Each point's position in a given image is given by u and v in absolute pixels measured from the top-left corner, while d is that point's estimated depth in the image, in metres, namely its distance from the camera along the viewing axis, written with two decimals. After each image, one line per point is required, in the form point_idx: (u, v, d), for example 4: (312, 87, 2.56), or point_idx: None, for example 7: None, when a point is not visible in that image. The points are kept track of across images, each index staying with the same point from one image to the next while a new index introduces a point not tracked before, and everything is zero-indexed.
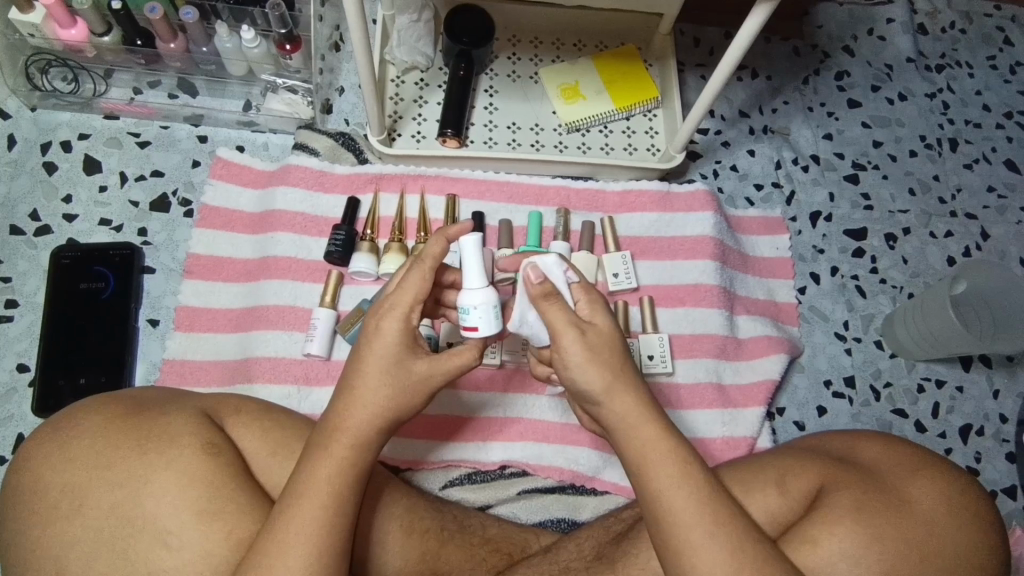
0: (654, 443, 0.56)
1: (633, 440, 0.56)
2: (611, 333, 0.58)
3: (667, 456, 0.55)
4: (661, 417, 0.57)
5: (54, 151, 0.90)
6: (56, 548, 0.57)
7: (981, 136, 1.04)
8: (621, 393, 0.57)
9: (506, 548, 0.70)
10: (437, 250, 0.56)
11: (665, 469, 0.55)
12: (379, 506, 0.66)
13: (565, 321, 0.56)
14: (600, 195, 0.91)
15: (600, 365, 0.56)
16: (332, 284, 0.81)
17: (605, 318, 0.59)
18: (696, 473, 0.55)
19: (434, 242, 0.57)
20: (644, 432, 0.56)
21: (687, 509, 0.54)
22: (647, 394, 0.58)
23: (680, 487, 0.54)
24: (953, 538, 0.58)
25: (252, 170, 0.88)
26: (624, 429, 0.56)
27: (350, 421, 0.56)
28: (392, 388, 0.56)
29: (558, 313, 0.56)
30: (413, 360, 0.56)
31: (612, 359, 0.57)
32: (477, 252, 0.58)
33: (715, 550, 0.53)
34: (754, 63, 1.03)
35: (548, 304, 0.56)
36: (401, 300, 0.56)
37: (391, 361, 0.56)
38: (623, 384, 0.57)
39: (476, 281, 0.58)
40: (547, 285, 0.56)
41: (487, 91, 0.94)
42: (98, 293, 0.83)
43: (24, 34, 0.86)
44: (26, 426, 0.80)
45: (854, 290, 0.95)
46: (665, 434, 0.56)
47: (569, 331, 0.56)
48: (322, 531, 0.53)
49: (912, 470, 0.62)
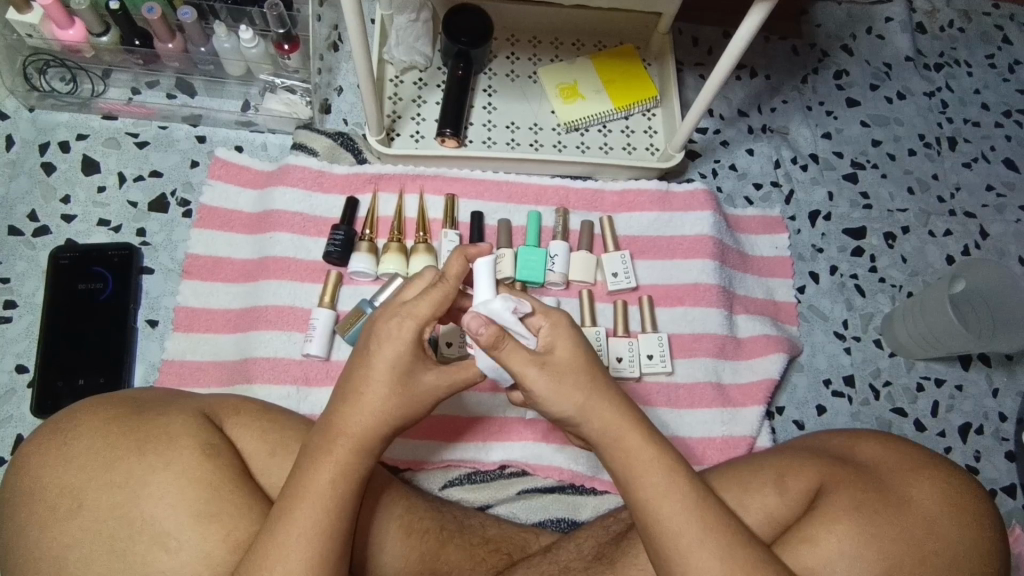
0: (637, 455, 0.55)
1: (613, 455, 0.56)
2: (577, 354, 0.56)
3: (648, 471, 0.55)
4: (642, 429, 0.56)
5: (52, 152, 0.90)
6: (55, 549, 0.57)
7: (979, 134, 1.04)
8: (597, 409, 0.56)
9: (506, 548, 0.70)
10: (455, 268, 0.56)
11: (654, 478, 0.55)
12: (377, 508, 0.66)
13: (524, 361, 0.54)
14: (599, 195, 0.91)
15: (569, 388, 0.55)
16: (331, 284, 0.81)
17: (569, 343, 0.56)
18: (682, 487, 0.55)
19: (455, 259, 0.56)
20: (623, 447, 0.56)
21: (673, 518, 0.54)
22: (621, 407, 0.56)
23: (671, 492, 0.54)
24: (951, 536, 0.58)
25: (251, 170, 0.88)
26: (603, 445, 0.56)
27: (354, 425, 0.55)
28: (395, 395, 0.56)
29: (514, 353, 0.53)
30: (423, 369, 0.57)
31: (581, 378, 0.55)
32: (488, 277, 0.56)
33: (709, 553, 0.53)
34: (752, 62, 1.03)
35: (501, 350, 0.53)
36: (420, 310, 0.55)
37: (399, 369, 0.56)
38: (597, 401, 0.56)
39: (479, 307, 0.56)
40: (494, 332, 0.51)
41: (486, 90, 0.94)
42: (97, 294, 0.83)
43: (22, 34, 0.86)
44: (25, 427, 0.80)
45: (853, 288, 0.95)
46: (648, 445, 0.56)
47: (528, 366, 0.54)
48: (319, 531, 0.53)
49: (911, 469, 0.62)
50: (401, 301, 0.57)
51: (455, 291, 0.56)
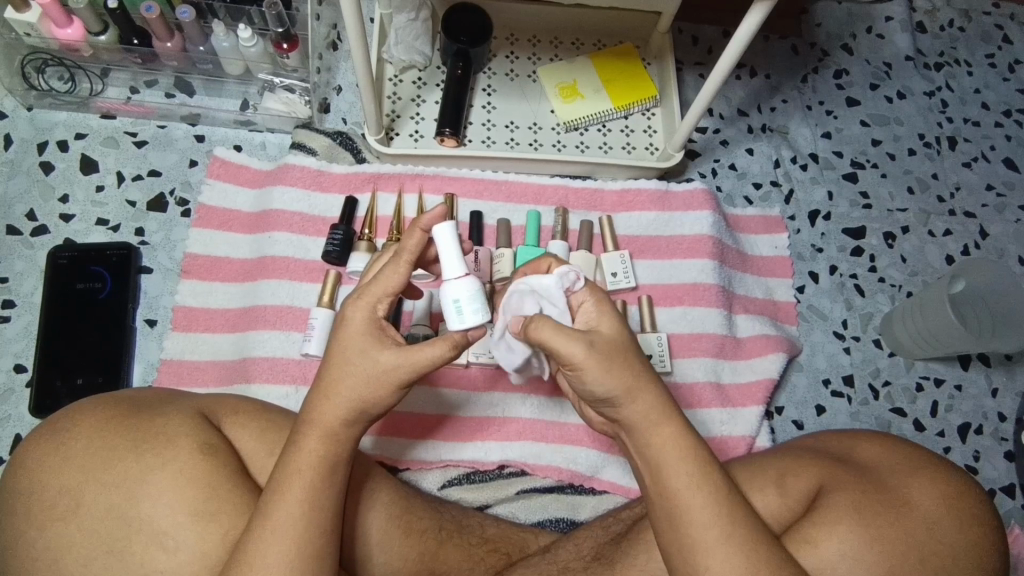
0: (675, 442, 0.55)
1: (651, 442, 0.55)
2: (620, 337, 0.55)
3: (685, 459, 0.55)
4: (678, 419, 0.56)
5: (50, 151, 0.90)
6: (51, 549, 0.57)
7: (979, 134, 1.03)
8: (637, 397, 0.54)
9: (504, 548, 0.70)
10: (412, 243, 0.55)
11: (684, 469, 0.54)
12: (362, 495, 0.65)
13: (572, 337, 0.52)
14: (598, 194, 0.91)
15: (616, 370, 0.53)
16: (330, 285, 0.80)
17: (610, 325, 0.55)
18: (715, 478, 0.55)
19: (409, 235, 0.55)
20: (662, 432, 0.55)
21: (704, 510, 0.54)
22: (663, 396, 0.56)
23: (704, 483, 0.54)
24: (960, 539, 0.58)
25: (249, 169, 0.88)
26: (642, 433, 0.56)
27: (328, 418, 0.55)
28: (369, 390, 0.55)
29: (558, 331, 0.52)
30: (388, 358, 0.54)
31: (628, 363, 0.54)
32: (453, 240, 0.55)
33: (734, 548, 0.53)
34: (752, 61, 1.03)
35: (547, 328, 0.52)
36: (371, 290, 0.55)
37: (371, 366, 0.54)
38: (643, 383, 0.55)
39: (455, 268, 0.54)
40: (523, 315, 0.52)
41: (485, 90, 0.94)
42: (95, 294, 0.83)
43: (20, 33, 0.86)
44: (23, 427, 0.80)
45: (852, 289, 0.95)
46: (685, 435, 0.55)
47: (578, 346, 0.52)
48: (299, 526, 0.53)
49: (919, 471, 0.61)
50: (362, 282, 0.57)
51: (412, 267, 0.55)
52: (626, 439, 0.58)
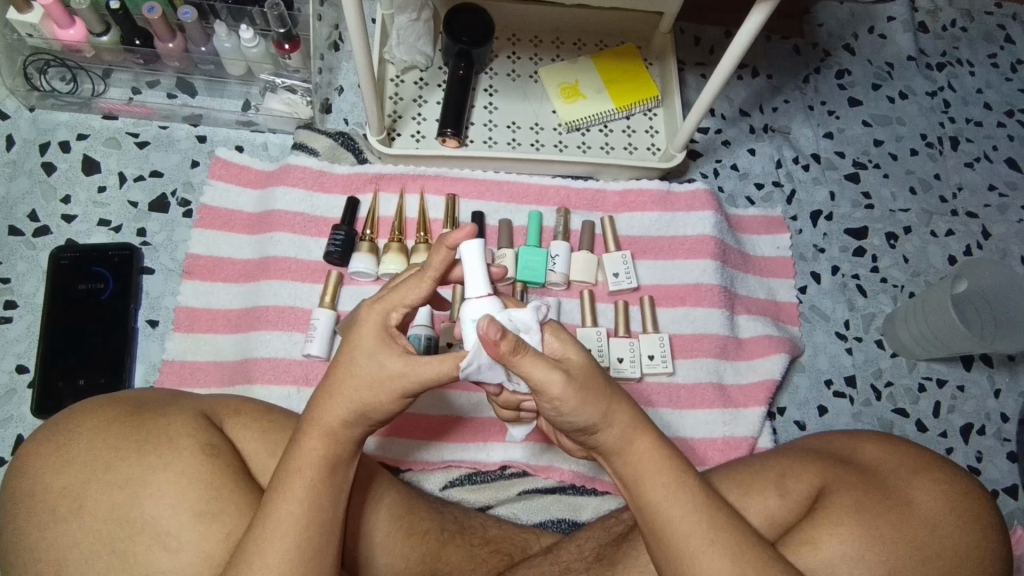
0: (650, 455, 0.55)
1: (626, 457, 0.55)
2: (588, 362, 0.53)
3: (662, 470, 0.55)
4: (651, 432, 0.56)
5: (52, 151, 0.90)
6: (54, 549, 0.57)
7: (982, 134, 1.03)
8: (616, 413, 0.54)
9: (506, 549, 0.70)
10: (438, 260, 0.53)
11: (662, 481, 0.54)
12: (365, 499, 0.65)
13: (547, 366, 0.50)
14: (600, 195, 0.91)
15: (592, 399, 0.52)
16: (331, 285, 0.80)
17: (576, 351, 0.53)
18: (692, 485, 0.55)
19: (436, 252, 0.53)
20: (638, 446, 0.55)
21: (685, 519, 0.54)
22: (634, 410, 0.56)
23: (682, 493, 0.54)
24: (954, 539, 0.58)
25: (252, 170, 0.88)
26: (618, 452, 0.56)
27: (331, 417, 0.55)
28: (370, 391, 0.55)
29: (534, 361, 0.50)
30: (390, 356, 0.54)
31: (598, 385, 0.53)
32: (478, 257, 0.53)
33: (719, 553, 0.53)
34: (754, 61, 1.03)
35: (522, 357, 0.50)
36: (389, 297, 0.55)
37: (372, 368, 0.54)
38: (617, 402, 0.54)
39: (477, 288, 0.52)
40: (511, 341, 0.48)
41: (486, 90, 0.94)
42: (97, 294, 0.83)
43: (23, 34, 0.86)
44: (24, 427, 0.80)
45: (855, 289, 0.95)
46: (661, 448, 0.56)
47: (554, 374, 0.50)
48: (300, 523, 0.53)
49: (910, 473, 0.61)
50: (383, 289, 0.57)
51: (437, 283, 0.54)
52: (603, 460, 0.58)
